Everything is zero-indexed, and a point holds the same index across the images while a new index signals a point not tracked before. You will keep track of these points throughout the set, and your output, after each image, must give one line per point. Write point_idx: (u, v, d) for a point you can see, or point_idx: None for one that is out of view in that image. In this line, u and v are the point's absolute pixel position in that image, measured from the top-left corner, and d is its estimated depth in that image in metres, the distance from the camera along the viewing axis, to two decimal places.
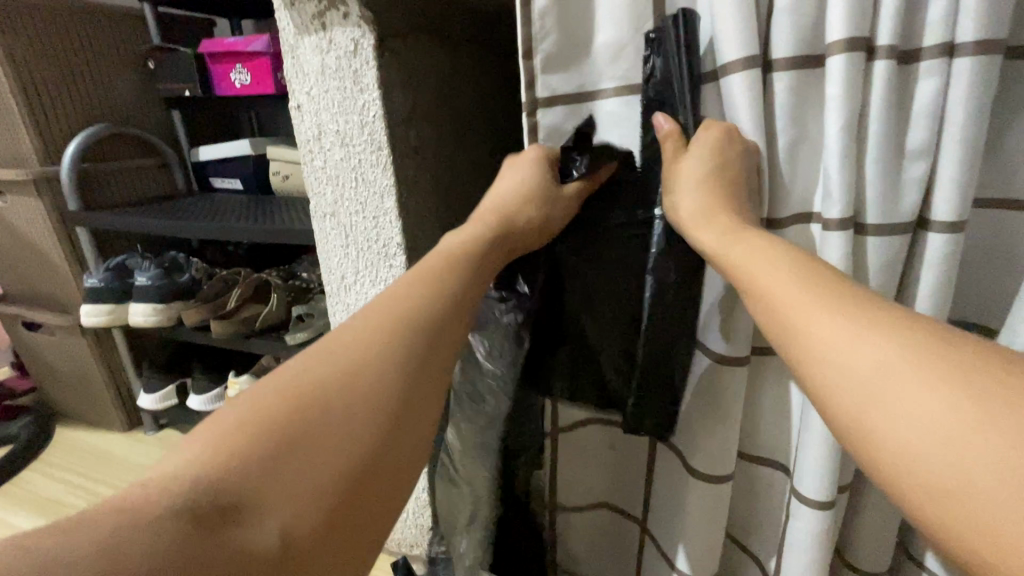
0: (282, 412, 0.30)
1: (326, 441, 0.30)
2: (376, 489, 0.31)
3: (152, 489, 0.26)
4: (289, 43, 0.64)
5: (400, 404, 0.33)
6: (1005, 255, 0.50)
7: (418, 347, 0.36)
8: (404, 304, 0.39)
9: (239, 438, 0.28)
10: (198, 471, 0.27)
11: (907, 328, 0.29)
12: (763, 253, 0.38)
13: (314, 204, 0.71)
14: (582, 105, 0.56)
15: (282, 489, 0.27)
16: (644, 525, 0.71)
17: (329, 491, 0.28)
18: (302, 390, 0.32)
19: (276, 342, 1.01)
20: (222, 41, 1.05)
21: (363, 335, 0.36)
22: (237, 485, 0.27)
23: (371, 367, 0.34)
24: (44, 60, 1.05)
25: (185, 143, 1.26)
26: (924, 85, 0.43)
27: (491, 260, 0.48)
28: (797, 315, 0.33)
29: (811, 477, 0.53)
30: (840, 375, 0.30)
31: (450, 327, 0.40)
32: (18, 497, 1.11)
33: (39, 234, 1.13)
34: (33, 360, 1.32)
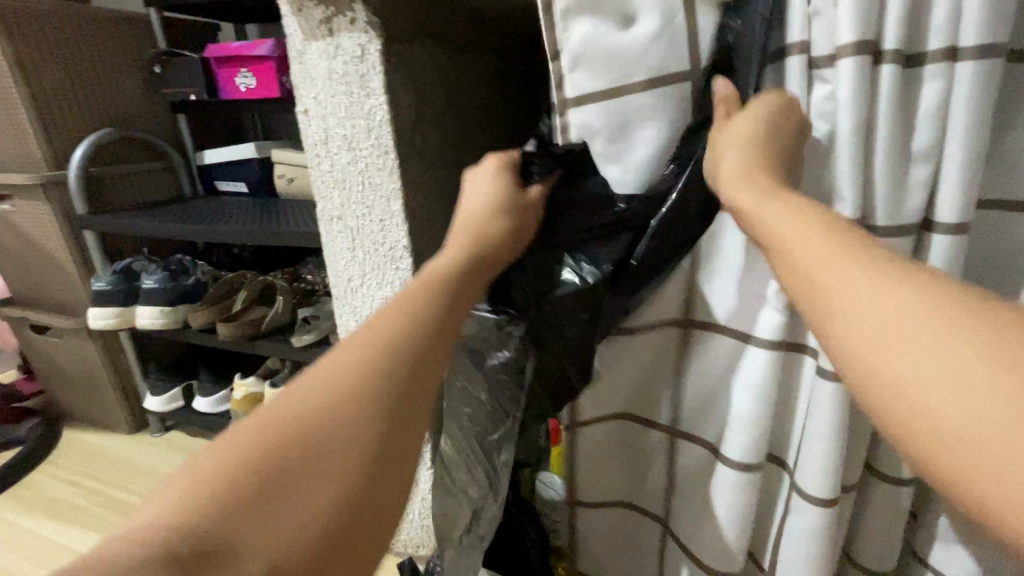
0: (262, 451, 0.30)
1: (307, 479, 0.30)
2: (364, 517, 0.31)
3: (133, 538, 0.26)
4: (296, 49, 0.65)
5: (383, 434, 0.33)
6: (1010, 256, 0.50)
7: (400, 371, 0.36)
8: (386, 325, 0.38)
9: (218, 482, 0.29)
10: (180, 514, 0.27)
11: (938, 312, 0.28)
12: (792, 225, 0.37)
13: (321, 208, 0.72)
14: (613, 102, 0.52)
15: (264, 531, 0.28)
16: (665, 524, 0.70)
17: (314, 527, 0.29)
18: (282, 427, 0.32)
19: (282, 344, 1.02)
20: (227, 46, 1.06)
21: (345, 359, 0.35)
22: (218, 528, 0.27)
23: (349, 397, 0.34)
24: (52, 66, 1.06)
25: (190, 146, 1.27)
26: (928, 88, 0.43)
27: (474, 272, 0.47)
28: (827, 293, 0.33)
29: (815, 476, 0.54)
30: (866, 353, 0.30)
31: (434, 347, 0.39)
32: (27, 500, 1.12)
33: (47, 238, 1.14)
34: (40, 363, 1.33)
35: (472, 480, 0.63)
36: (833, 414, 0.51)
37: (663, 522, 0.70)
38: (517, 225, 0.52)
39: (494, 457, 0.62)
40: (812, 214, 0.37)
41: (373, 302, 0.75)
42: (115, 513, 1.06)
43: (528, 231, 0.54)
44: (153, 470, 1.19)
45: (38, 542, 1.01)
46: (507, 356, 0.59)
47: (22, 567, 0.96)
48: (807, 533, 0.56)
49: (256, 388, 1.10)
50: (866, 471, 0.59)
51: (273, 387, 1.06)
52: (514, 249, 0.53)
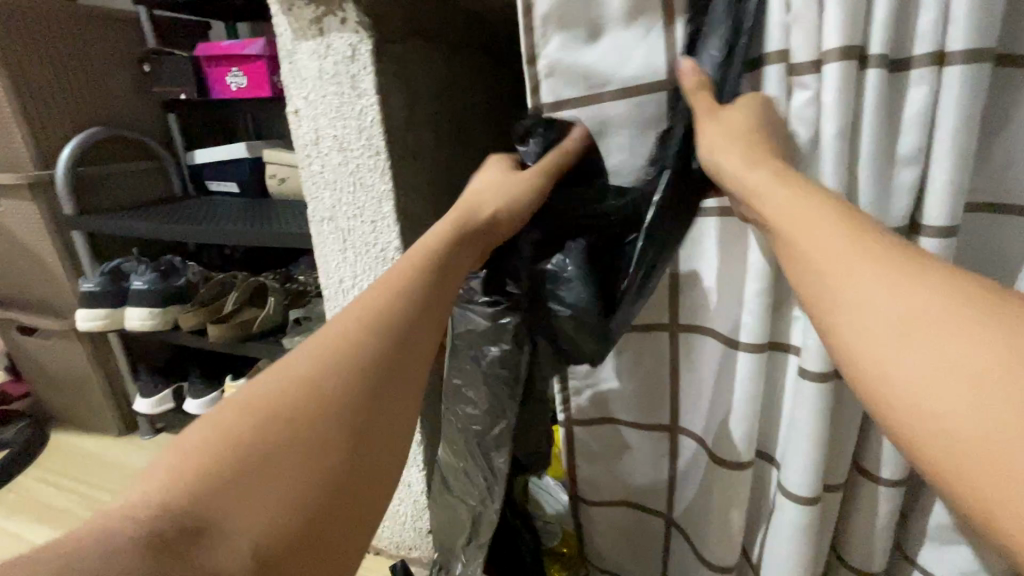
0: (247, 427, 0.30)
1: (293, 452, 0.30)
2: (354, 490, 0.31)
3: (118, 517, 0.26)
4: (286, 49, 0.64)
5: (369, 412, 0.33)
6: (998, 258, 0.50)
7: (385, 351, 0.36)
8: (369, 306, 0.38)
9: (203, 460, 0.28)
10: (165, 495, 0.27)
11: (947, 312, 0.28)
12: (810, 221, 0.36)
13: (312, 208, 0.71)
14: (587, 107, 0.56)
15: (251, 509, 0.27)
16: (669, 517, 0.71)
17: (302, 499, 0.29)
18: (266, 402, 0.31)
19: (274, 345, 1.01)
20: (218, 45, 1.05)
21: (328, 339, 0.35)
22: (204, 506, 0.27)
23: (334, 372, 0.33)
24: (39, 64, 1.04)
25: (181, 146, 1.26)
26: (915, 92, 0.44)
27: (464, 253, 0.47)
28: (840, 290, 0.32)
29: (798, 473, 0.54)
30: (877, 352, 0.29)
31: (418, 329, 0.39)
32: (13, 503, 1.10)
33: (35, 238, 1.12)
34: (28, 365, 1.32)
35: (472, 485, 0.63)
36: (815, 409, 0.51)
37: (668, 517, 0.72)
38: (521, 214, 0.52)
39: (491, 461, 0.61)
40: (828, 205, 0.36)
41: None
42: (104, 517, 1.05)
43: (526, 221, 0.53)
44: (143, 472, 1.18)
45: (25, 546, 0.99)
46: (501, 351, 0.57)
47: None
48: (796, 534, 0.56)
49: None
50: (853, 472, 0.59)
51: None
52: (510, 228, 0.51)
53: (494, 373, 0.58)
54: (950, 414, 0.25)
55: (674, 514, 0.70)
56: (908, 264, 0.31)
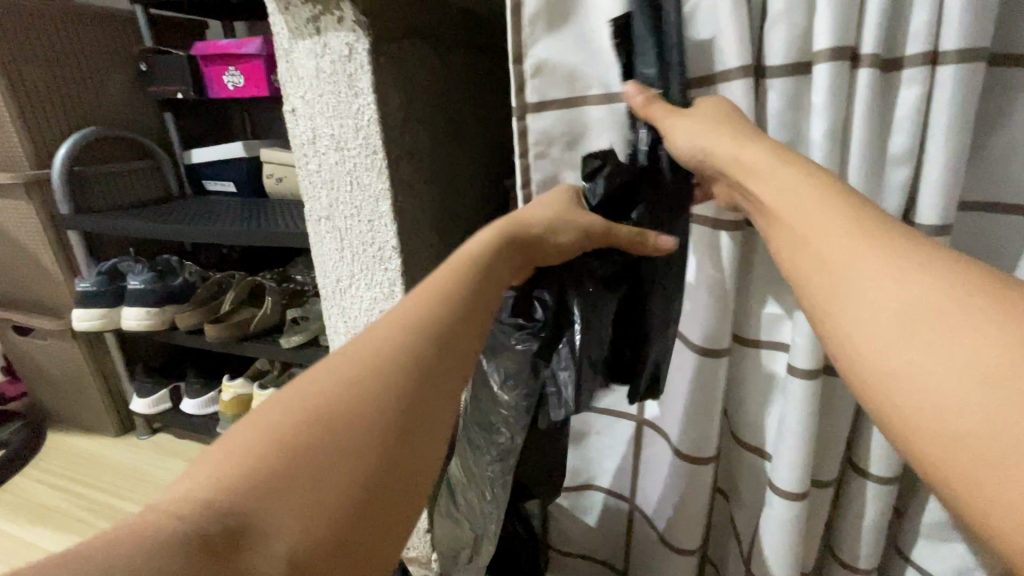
0: (293, 425, 0.30)
1: (336, 454, 0.29)
2: (392, 496, 0.30)
3: (166, 512, 0.26)
4: (283, 48, 0.64)
5: (409, 415, 0.32)
6: (992, 257, 0.51)
7: (426, 353, 0.35)
8: (411, 307, 0.37)
9: (249, 456, 0.28)
10: (207, 493, 0.27)
11: (961, 305, 0.27)
12: (823, 216, 0.35)
13: (309, 207, 0.71)
14: (572, 112, 0.57)
15: (290, 510, 0.27)
16: (632, 502, 0.74)
17: (342, 504, 0.28)
18: (312, 403, 0.31)
19: (270, 345, 1.01)
20: (214, 43, 1.05)
21: (369, 340, 0.35)
22: (249, 505, 0.27)
23: (379, 374, 0.33)
24: (35, 63, 1.04)
25: (178, 145, 1.26)
26: (907, 92, 0.44)
27: (509, 264, 0.46)
28: (847, 284, 0.32)
29: (787, 470, 0.54)
30: (886, 346, 0.29)
31: (459, 331, 0.38)
32: (10, 504, 1.10)
33: (31, 238, 1.12)
34: (25, 365, 1.31)
35: (479, 505, 0.61)
36: (803, 407, 0.52)
37: (632, 501, 0.75)
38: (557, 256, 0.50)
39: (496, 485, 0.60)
40: (855, 198, 0.35)
41: (362, 303, 0.74)
42: (103, 518, 1.05)
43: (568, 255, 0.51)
44: (141, 472, 1.18)
45: (23, 547, 0.99)
46: (519, 376, 0.57)
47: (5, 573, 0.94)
48: (791, 532, 0.56)
49: (244, 389, 1.10)
50: (847, 469, 0.60)
51: (261, 388, 1.05)
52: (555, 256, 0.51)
53: (513, 402, 0.57)
54: (963, 410, 0.25)
55: (638, 498, 0.73)
56: (937, 260, 0.30)
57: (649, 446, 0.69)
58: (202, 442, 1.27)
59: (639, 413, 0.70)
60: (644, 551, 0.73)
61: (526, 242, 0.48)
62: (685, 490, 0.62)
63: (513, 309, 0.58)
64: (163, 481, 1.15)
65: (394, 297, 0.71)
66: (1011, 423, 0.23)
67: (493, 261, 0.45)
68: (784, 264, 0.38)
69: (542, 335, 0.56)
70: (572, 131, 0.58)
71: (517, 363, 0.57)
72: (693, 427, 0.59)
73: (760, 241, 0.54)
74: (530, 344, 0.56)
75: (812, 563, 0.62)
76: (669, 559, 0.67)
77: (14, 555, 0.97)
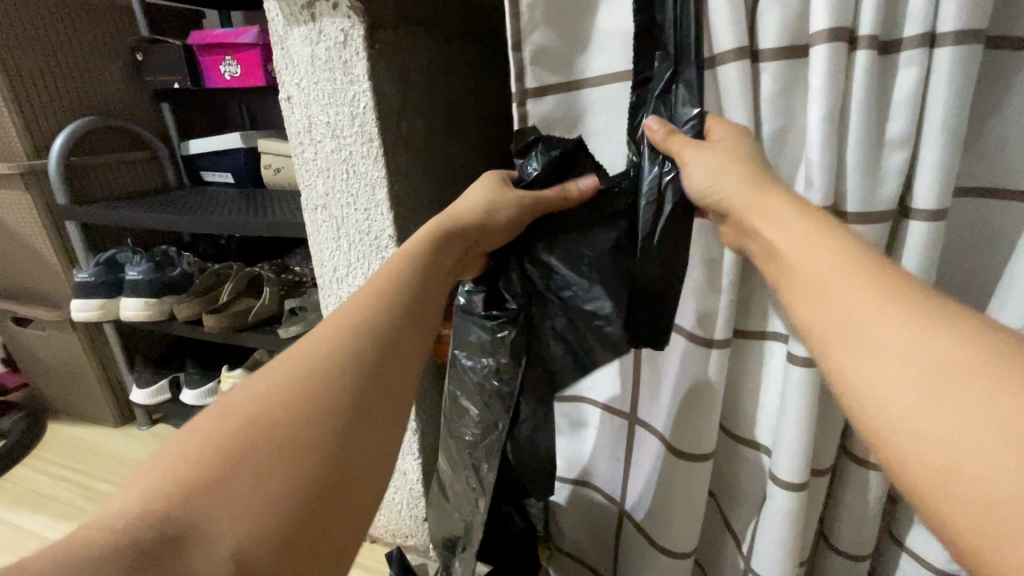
0: (230, 430, 0.30)
1: (277, 453, 0.30)
2: (340, 492, 0.31)
3: (99, 525, 0.25)
4: (278, 34, 0.64)
5: (353, 415, 0.33)
6: (988, 242, 0.51)
7: (369, 356, 0.36)
8: (351, 312, 0.38)
9: (186, 465, 0.28)
10: (145, 503, 0.26)
11: (945, 335, 0.28)
12: (822, 256, 0.37)
13: (306, 196, 0.71)
14: (570, 95, 0.57)
15: (228, 514, 0.27)
16: (622, 507, 0.73)
17: (284, 502, 0.28)
18: (248, 406, 0.31)
19: (269, 335, 1.01)
20: (209, 33, 1.04)
21: (310, 344, 0.35)
22: (185, 511, 0.26)
23: (320, 374, 0.34)
24: (31, 52, 1.03)
25: (175, 135, 1.25)
26: (905, 75, 0.44)
27: (447, 259, 0.48)
28: (841, 318, 0.34)
29: (789, 460, 0.54)
30: (862, 382, 0.30)
31: (404, 333, 0.39)
32: (10, 493, 1.11)
33: (28, 228, 1.12)
34: (24, 355, 1.32)
35: (467, 493, 0.61)
36: (803, 398, 0.52)
37: (621, 506, 0.73)
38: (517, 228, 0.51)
39: (479, 470, 0.59)
40: (829, 235, 0.37)
41: None
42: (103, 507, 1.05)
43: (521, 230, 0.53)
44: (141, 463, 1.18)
45: (24, 536, 1.00)
46: (498, 364, 0.57)
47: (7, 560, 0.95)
48: (783, 517, 0.56)
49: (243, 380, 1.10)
50: (843, 457, 0.60)
51: None
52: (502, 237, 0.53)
53: (491, 388, 0.58)
54: (930, 436, 0.26)
55: (625, 504, 0.72)
56: (898, 291, 0.32)
57: (639, 447, 0.69)
58: None
59: (631, 411, 0.69)
60: (630, 547, 0.72)
61: (468, 231, 0.49)
62: (676, 480, 0.62)
63: (483, 299, 0.57)
64: None
65: None
66: (971, 450, 0.24)
67: (431, 262, 0.46)
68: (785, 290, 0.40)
69: (518, 322, 0.57)
70: (571, 114, 0.58)
71: (498, 352, 0.57)
72: (689, 420, 0.59)
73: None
74: (508, 332, 0.57)
75: (807, 550, 0.62)
76: (657, 557, 0.67)
77: (16, 544, 0.98)
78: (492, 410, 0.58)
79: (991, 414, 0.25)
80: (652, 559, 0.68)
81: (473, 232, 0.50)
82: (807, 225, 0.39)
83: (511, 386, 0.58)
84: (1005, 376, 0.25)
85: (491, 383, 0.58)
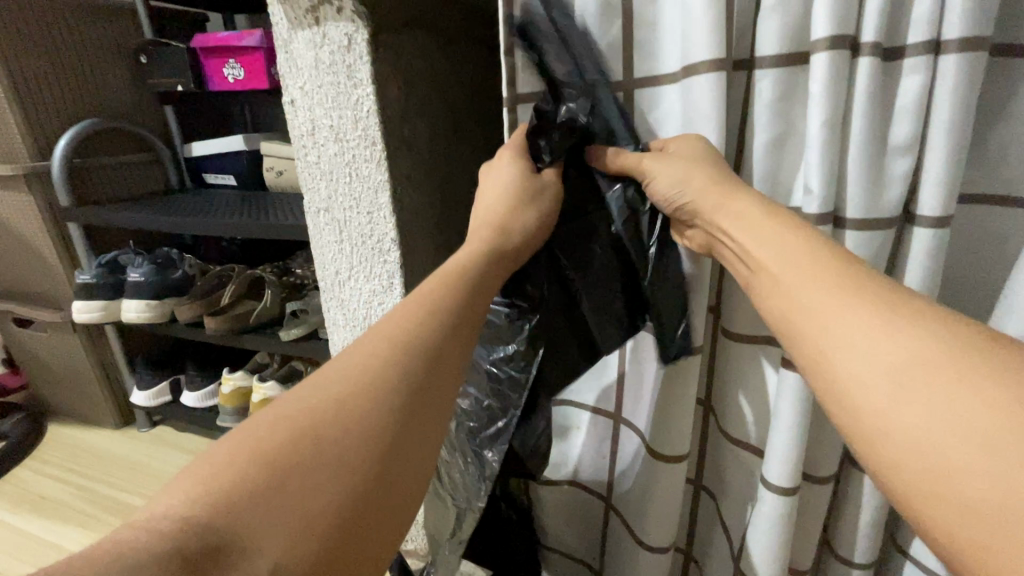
0: (279, 441, 0.30)
1: (322, 470, 0.30)
2: (376, 513, 0.31)
3: (146, 525, 0.25)
4: (282, 38, 0.64)
5: (398, 433, 0.33)
6: (994, 251, 0.51)
7: (419, 374, 0.36)
8: (399, 326, 0.37)
9: (232, 473, 0.28)
10: (190, 507, 0.26)
11: (944, 348, 0.28)
12: (799, 254, 0.37)
13: (309, 199, 0.71)
14: None
15: (274, 531, 0.27)
16: (607, 500, 0.74)
17: (327, 519, 0.28)
18: (298, 420, 0.31)
19: (269, 338, 1.01)
20: (214, 36, 1.04)
21: (358, 358, 0.35)
22: (233, 520, 0.26)
23: (370, 391, 0.33)
24: (35, 55, 1.04)
25: (177, 138, 1.25)
26: (909, 82, 0.44)
27: (496, 274, 0.47)
28: (823, 318, 0.33)
29: (778, 464, 0.54)
30: (851, 383, 0.30)
31: (449, 350, 0.38)
32: (11, 495, 1.10)
33: (31, 230, 1.12)
34: (25, 357, 1.32)
35: (455, 484, 0.58)
36: (797, 405, 0.52)
37: (607, 500, 0.74)
38: (542, 225, 0.50)
39: (482, 456, 0.57)
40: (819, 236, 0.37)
41: (360, 295, 0.74)
42: (103, 510, 1.05)
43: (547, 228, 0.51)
44: (142, 465, 1.18)
45: (23, 539, 0.99)
46: (512, 351, 0.56)
47: (8, 564, 0.94)
48: (774, 522, 0.56)
49: (244, 382, 1.10)
50: (845, 464, 0.60)
51: (262, 380, 1.05)
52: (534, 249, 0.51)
53: (505, 376, 0.56)
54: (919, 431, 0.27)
55: (612, 496, 0.72)
56: (886, 296, 0.32)
57: (624, 442, 0.69)
58: (202, 436, 1.27)
59: (616, 409, 0.68)
60: (619, 546, 0.72)
61: (511, 251, 0.48)
62: (665, 482, 0.61)
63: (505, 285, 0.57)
64: (165, 473, 1.15)
65: (393, 289, 0.71)
66: (968, 443, 0.25)
67: (484, 273, 0.45)
68: (759, 295, 0.39)
69: (535, 312, 0.56)
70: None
71: (514, 339, 0.56)
72: (664, 420, 0.58)
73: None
74: (526, 321, 0.56)
75: (808, 557, 0.62)
76: (642, 556, 0.66)
77: (15, 548, 0.98)
78: (504, 397, 0.57)
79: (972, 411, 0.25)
80: (637, 558, 0.67)
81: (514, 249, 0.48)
82: (779, 227, 0.39)
83: (523, 375, 0.56)
84: (978, 372, 0.26)
85: (502, 370, 0.56)
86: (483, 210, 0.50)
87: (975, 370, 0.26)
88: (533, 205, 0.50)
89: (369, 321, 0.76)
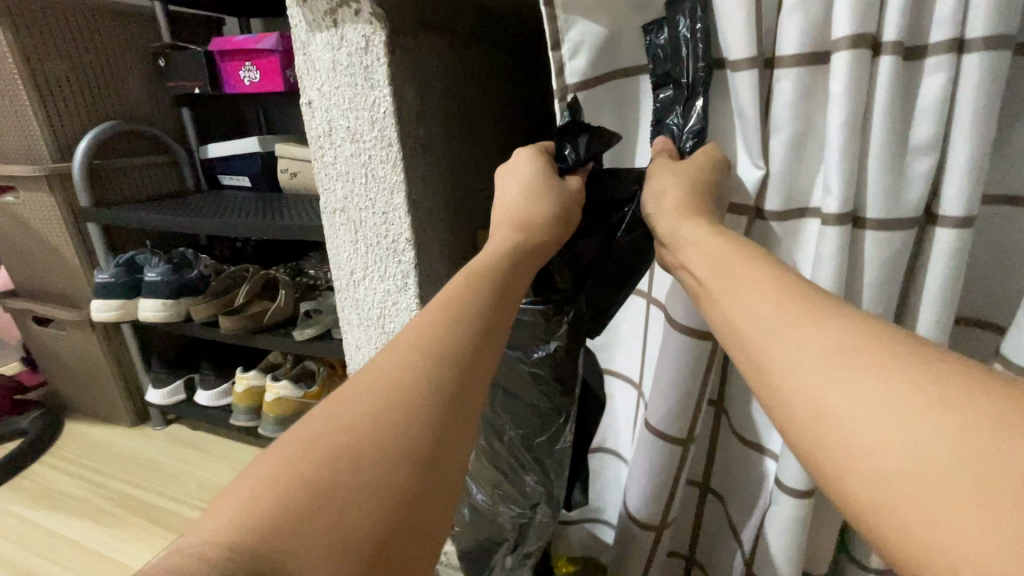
0: (317, 459, 0.30)
1: (356, 487, 0.30)
2: (414, 526, 0.31)
3: (189, 550, 0.25)
4: (300, 40, 0.65)
5: (434, 444, 0.33)
6: (1014, 251, 0.50)
7: (447, 382, 0.36)
8: (421, 334, 0.38)
9: (273, 496, 0.28)
10: (234, 529, 0.26)
11: (931, 365, 0.27)
12: (754, 280, 0.36)
13: (325, 199, 0.72)
14: (612, 84, 0.57)
15: (316, 550, 0.27)
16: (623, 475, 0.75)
17: (367, 535, 0.29)
18: (333, 437, 0.31)
19: (283, 337, 1.02)
20: (232, 39, 1.05)
21: (387, 370, 0.35)
22: (274, 543, 0.26)
23: (401, 404, 0.33)
24: (58, 57, 1.06)
25: (194, 139, 1.27)
26: (932, 81, 0.43)
27: (521, 277, 0.47)
28: (784, 329, 0.33)
29: (791, 468, 0.54)
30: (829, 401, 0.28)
31: (478, 358, 0.38)
32: (29, 491, 1.12)
33: (51, 229, 1.14)
34: (44, 354, 1.34)
35: (523, 494, 0.61)
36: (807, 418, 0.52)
37: None
38: (556, 222, 0.50)
39: (542, 461, 0.60)
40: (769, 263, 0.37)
41: (376, 295, 0.75)
42: (120, 506, 1.07)
43: (565, 226, 0.52)
44: (157, 463, 1.19)
45: (41, 534, 1.01)
46: (553, 349, 0.57)
47: (30, 559, 0.96)
48: (787, 523, 0.56)
49: (257, 380, 1.12)
50: None
51: (274, 380, 1.06)
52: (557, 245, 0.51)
53: (549, 375, 0.58)
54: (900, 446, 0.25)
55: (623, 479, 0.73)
56: (841, 318, 0.31)
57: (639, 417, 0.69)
58: (215, 434, 1.29)
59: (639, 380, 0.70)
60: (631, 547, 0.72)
61: (540, 248, 0.49)
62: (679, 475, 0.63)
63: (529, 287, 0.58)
64: (179, 471, 1.17)
65: (407, 289, 0.72)
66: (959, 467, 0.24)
67: (509, 279, 0.45)
68: (718, 314, 0.38)
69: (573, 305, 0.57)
70: (612, 103, 0.58)
71: (553, 338, 0.57)
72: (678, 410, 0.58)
73: (751, 227, 0.54)
74: (561, 315, 0.57)
75: (823, 561, 0.61)
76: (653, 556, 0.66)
77: (33, 543, 0.99)
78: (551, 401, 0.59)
79: (949, 426, 0.24)
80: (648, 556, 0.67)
81: (537, 251, 0.48)
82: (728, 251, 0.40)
83: (561, 374, 0.58)
84: (969, 392, 0.25)
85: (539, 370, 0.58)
86: (512, 211, 0.50)
87: (966, 385, 0.26)
88: (555, 205, 0.51)
89: (382, 321, 0.76)
